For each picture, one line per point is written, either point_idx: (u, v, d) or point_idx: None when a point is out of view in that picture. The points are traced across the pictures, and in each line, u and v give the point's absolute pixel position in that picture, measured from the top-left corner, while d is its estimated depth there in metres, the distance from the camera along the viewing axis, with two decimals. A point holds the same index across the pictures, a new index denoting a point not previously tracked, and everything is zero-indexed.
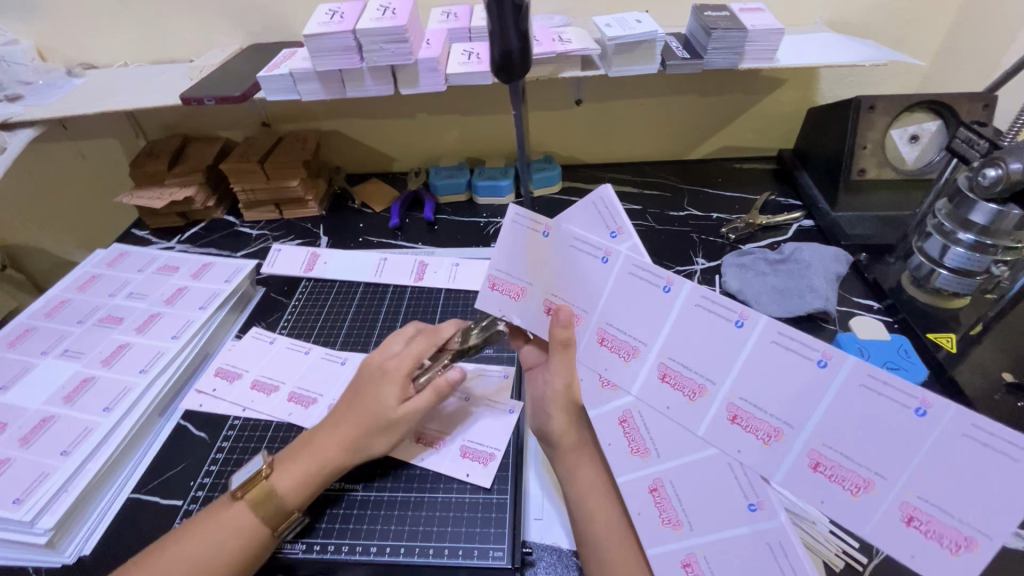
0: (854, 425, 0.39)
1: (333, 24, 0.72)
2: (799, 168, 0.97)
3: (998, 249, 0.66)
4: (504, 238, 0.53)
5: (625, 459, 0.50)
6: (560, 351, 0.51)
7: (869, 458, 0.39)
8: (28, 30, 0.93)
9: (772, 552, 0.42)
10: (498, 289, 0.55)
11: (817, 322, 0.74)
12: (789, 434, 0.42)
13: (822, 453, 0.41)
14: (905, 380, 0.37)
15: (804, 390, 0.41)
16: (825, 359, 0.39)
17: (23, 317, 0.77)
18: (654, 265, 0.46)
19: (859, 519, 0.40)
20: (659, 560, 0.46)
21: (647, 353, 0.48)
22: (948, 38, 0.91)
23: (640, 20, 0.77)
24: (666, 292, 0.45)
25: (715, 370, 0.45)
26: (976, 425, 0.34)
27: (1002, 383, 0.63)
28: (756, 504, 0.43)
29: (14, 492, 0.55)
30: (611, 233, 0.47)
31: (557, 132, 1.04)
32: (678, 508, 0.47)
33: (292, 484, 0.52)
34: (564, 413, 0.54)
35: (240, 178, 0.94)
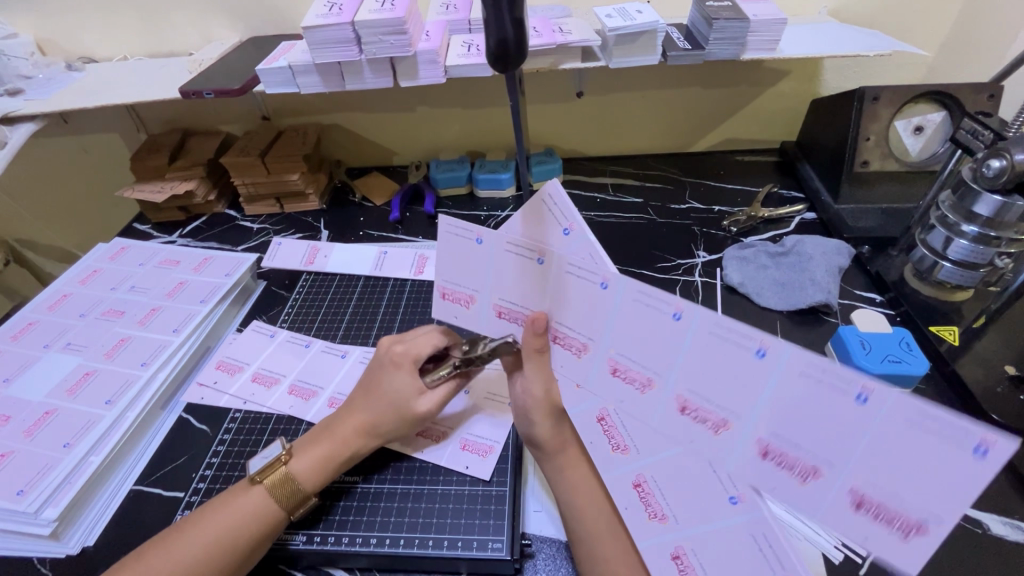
0: (802, 416, 0.34)
1: (332, 16, 0.72)
2: (801, 161, 0.96)
3: (1001, 241, 0.66)
4: (450, 250, 0.49)
5: (609, 457, 0.50)
6: (533, 357, 0.48)
7: (824, 449, 0.34)
8: (28, 24, 0.93)
9: (756, 544, 0.40)
10: (448, 298, 0.53)
11: (818, 315, 0.74)
12: (736, 425, 0.37)
13: (770, 442, 0.36)
14: (850, 365, 0.32)
15: (747, 383, 0.36)
16: (763, 349, 0.35)
17: (25, 310, 0.77)
18: (590, 260, 0.42)
19: (812, 508, 0.35)
20: (648, 552, 0.47)
21: (596, 348, 0.44)
22: (954, 28, 0.90)
23: (641, 10, 0.76)
24: (605, 289, 0.41)
25: (657, 362, 0.40)
26: (923, 409, 0.30)
27: (1004, 377, 0.63)
28: (736, 498, 0.40)
29: (18, 483, 0.56)
30: (562, 230, 0.45)
31: (558, 125, 1.03)
32: (664, 502, 0.46)
33: (309, 469, 0.53)
34: (548, 419, 0.51)
35: (240, 172, 0.94)
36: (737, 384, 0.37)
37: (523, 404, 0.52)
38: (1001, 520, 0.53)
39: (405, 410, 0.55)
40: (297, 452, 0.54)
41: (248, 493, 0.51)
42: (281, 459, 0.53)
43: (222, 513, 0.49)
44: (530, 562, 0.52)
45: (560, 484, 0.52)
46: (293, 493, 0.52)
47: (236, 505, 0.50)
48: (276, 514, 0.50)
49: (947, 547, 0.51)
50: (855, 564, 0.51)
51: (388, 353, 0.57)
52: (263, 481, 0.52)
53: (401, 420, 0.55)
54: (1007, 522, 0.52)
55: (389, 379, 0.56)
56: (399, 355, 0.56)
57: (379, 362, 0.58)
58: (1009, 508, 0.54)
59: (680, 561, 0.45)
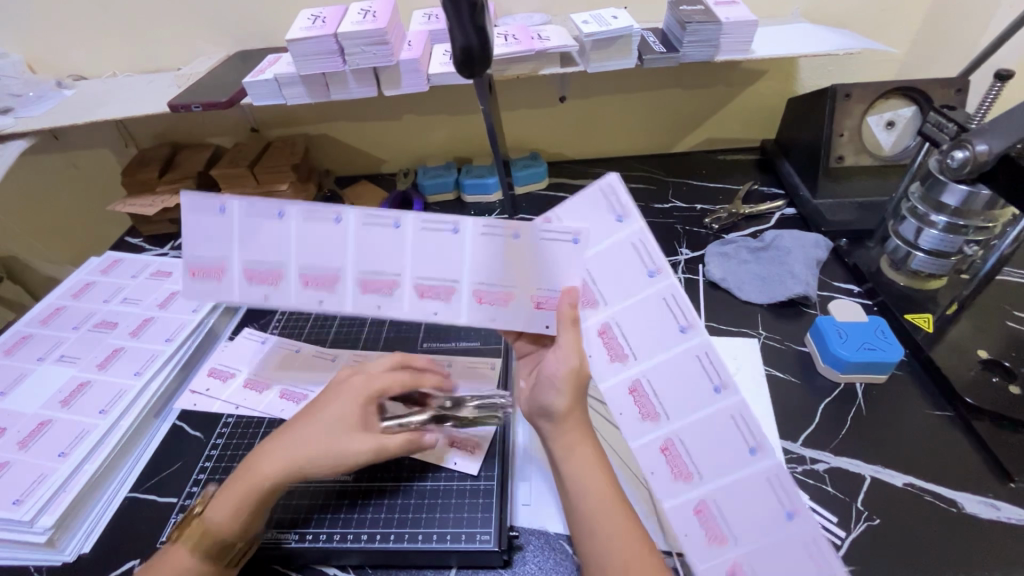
0: (654, 300, 0.51)
1: (316, 28, 0.74)
2: (780, 157, 0.99)
3: (969, 229, 0.68)
4: (191, 229, 0.57)
5: (637, 423, 0.49)
6: (569, 328, 0.51)
7: (673, 317, 0.50)
8: (18, 44, 0.94)
9: (772, 487, 0.46)
10: (199, 277, 0.58)
11: (798, 307, 0.76)
12: (688, 336, 0.49)
13: (616, 326, 0.51)
14: (659, 250, 0.51)
15: (671, 291, 0.50)
16: (655, 270, 0.51)
17: (19, 325, 0.78)
18: (609, 202, 0.52)
19: (674, 362, 0.50)
20: (673, 510, 0.47)
21: (600, 311, 0.52)
22: (921, 28, 0.93)
23: (617, 16, 0.78)
24: (639, 258, 0.51)
25: (683, 315, 0.50)
26: (643, 242, 0.51)
27: (977, 360, 0.65)
28: (756, 446, 0.46)
29: (14, 493, 0.56)
30: (617, 217, 0.52)
31: (542, 129, 1.05)
32: (689, 462, 0.48)
33: (225, 515, 0.49)
34: (572, 390, 0.51)
35: (230, 184, 0.95)
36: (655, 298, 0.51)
37: (545, 382, 0.53)
38: (977, 499, 0.54)
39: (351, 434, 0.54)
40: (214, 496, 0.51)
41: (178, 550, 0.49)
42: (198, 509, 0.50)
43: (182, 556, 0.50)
44: (519, 555, 0.53)
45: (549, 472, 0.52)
46: (213, 544, 0.49)
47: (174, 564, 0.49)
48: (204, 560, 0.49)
49: (927, 526, 0.53)
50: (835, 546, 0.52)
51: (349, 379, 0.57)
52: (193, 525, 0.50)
53: (324, 450, 0.51)
54: (979, 501, 0.54)
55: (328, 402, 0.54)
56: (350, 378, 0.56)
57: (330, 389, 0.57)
58: (985, 488, 0.55)
59: (703, 515, 0.47)
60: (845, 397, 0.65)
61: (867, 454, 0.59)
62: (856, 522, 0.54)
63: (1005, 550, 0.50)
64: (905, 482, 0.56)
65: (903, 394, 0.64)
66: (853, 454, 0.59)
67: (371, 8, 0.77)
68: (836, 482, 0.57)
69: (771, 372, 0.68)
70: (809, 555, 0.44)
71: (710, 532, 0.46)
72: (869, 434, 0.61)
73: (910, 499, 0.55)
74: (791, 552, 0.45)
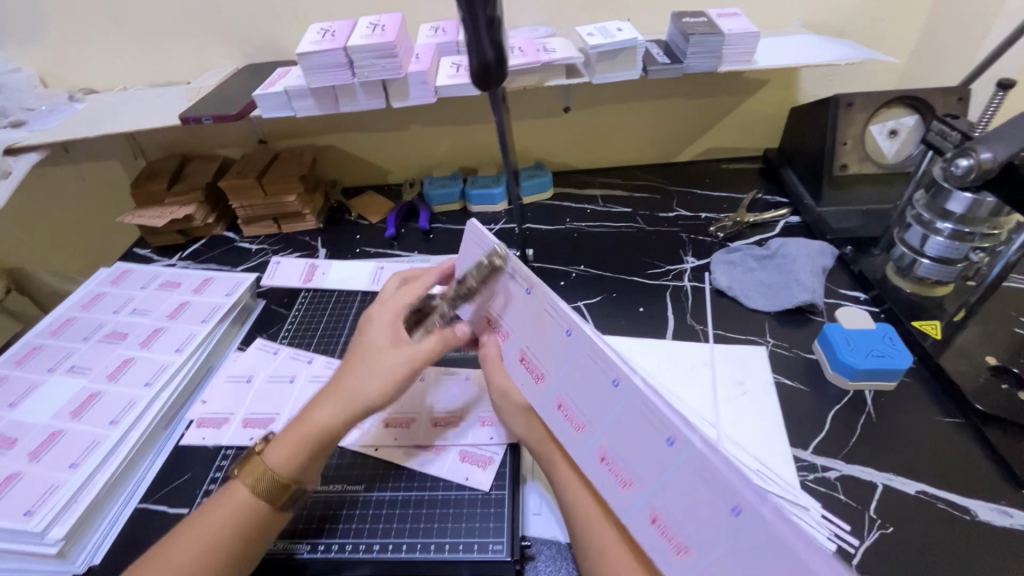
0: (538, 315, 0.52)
1: (326, 42, 0.75)
2: (784, 166, 1.00)
3: (975, 236, 0.68)
4: (251, 357, 0.76)
5: (575, 439, 0.50)
6: (492, 357, 0.58)
7: (564, 331, 0.50)
8: (31, 59, 0.96)
9: (704, 478, 0.39)
10: (249, 426, 0.67)
11: (805, 314, 0.76)
12: (574, 340, 0.49)
13: (527, 351, 0.54)
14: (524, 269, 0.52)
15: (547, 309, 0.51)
16: (529, 287, 0.52)
17: (29, 336, 0.79)
18: (478, 238, 0.57)
19: (579, 372, 0.49)
20: (634, 525, 0.45)
21: (514, 339, 0.55)
22: (921, 38, 0.94)
23: (622, 28, 0.79)
24: (528, 290, 0.52)
25: (570, 322, 0.49)
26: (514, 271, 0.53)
27: (986, 367, 0.65)
28: (671, 436, 0.41)
29: (25, 504, 0.56)
30: (486, 255, 0.57)
31: (547, 139, 1.06)
32: (625, 467, 0.46)
33: (283, 457, 0.52)
34: (519, 416, 0.56)
35: (239, 195, 0.96)
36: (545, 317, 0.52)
37: (504, 412, 0.57)
38: (989, 507, 0.54)
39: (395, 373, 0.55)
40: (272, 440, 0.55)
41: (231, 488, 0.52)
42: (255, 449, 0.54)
43: (206, 525, 0.50)
44: (531, 564, 0.53)
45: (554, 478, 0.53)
46: None
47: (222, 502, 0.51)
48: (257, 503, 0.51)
49: (939, 534, 0.53)
50: (848, 554, 0.52)
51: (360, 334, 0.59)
52: (240, 474, 0.52)
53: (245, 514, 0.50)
54: (992, 508, 0.54)
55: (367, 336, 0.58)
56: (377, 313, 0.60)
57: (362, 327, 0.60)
58: (997, 495, 0.55)
59: (659, 524, 0.43)
60: (855, 405, 0.65)
61: (879, 461, 0.59)
62: (869, 530, 0.53)
63: (1019, 558, 0.50)
64: (918, 490, 0.56)
65: (913, 401, 0.64)
66: (864, 462, 0.59)
67: (380, 22, 0.78)
68: (847, 490, 0.57)
69: (780, 380, 0.68)
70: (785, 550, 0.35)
71: (671, 543, 0.42)
72: (880, 442, 0.61)
73: (923, 507, 0.55)
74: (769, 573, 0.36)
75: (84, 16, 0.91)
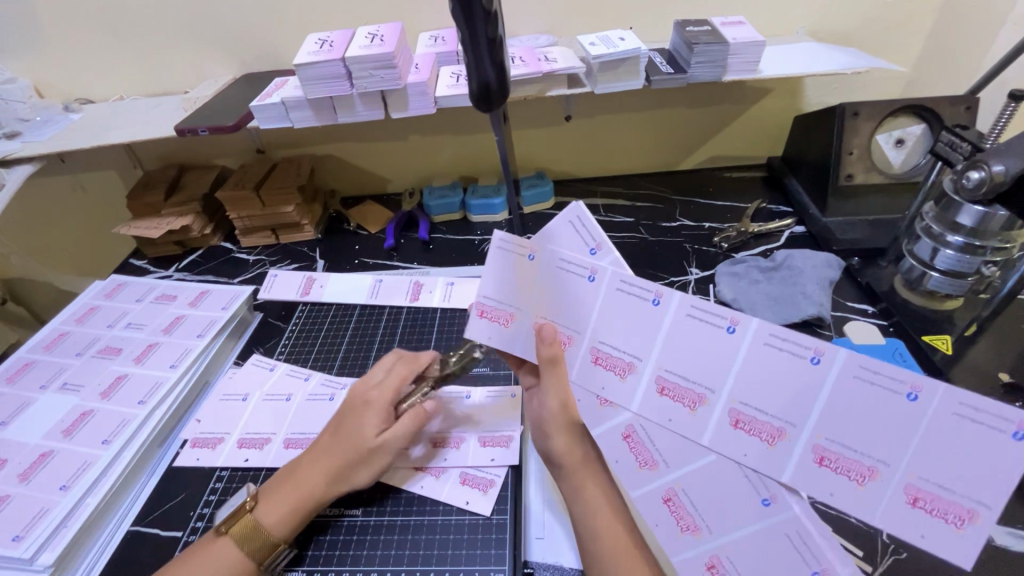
0: (683, 343, 0.46)
1: (323, 52, 0.74)
2: (788, 175, 0.98)
3: (986, 250, 0.67)
4: (247, 374, 0.75)
5: (692, 419, 0.47)
6: (551, 368, 0.50)
7: (700, 376, 0.46)
8: (27, 69, 0.95)
9: (793, 543, 0.43)
10: (244, 447, 0.65)
11: (811, 328, 0.74)
12: (710, 399, 0.46)
13: (665, 377, 0.47)
14: (716, 305, 0.44)
15: (712, 350, 0.45)
16: (657, 298, 0.46)
17: (22, 351, 0.77)
18: (592, 227, 0.47)
19: (698, 429, 0.46)
20: (798, 477, 0.42)
21: (582, 340, 0.50)
22: (926, 47, 0.93)
23: (624, 38, 0.78)
24: (657, 304, 0.46)
25: (715, 378, 0.45)
26: (693, 305, 0.45)
27: (999, 384, 0.63)
28: (768, 497, 0.44)
29: (14, 529, 0.55)
30: (589, 250, 0.48)
31: (548, 147, 1.05)
32: (769, 419, 0.43)
33: (276, 520, 0.52)
34: (564, 432, 0.52)
35: (236, 206, 0.95)
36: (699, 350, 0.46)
37: (545, 421, 0.53)
38: (1005, 531, 0.53)
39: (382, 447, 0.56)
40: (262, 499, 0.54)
41: (217, 545, 0.52)
42: (245, 506, 0.53)
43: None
44: None
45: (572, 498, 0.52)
46: None
47: (209, 558, 0.50)
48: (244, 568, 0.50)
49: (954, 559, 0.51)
50: None
51: (364, 397, 0.59)
52: (228, 532, 0.52)
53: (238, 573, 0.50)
54: (1009, 532, 0.52)
55: (358, 419, 0.57)
56: (372, 396, 0.58)
57: (351, 404, 0.59)
58: (1014, 519, 0.53)
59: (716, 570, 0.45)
60: None
61: None
62: (883, 556, 0.52)
63: None
64: None
65: None
66: None
67: (379, 32, 0.77)
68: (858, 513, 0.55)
69: None
70: (972, 423, 0.36)
71: (851, 476, 0.41)
72: None
73: None
74: (970, 445, 0.37)
75: (80, 26, 0.90)
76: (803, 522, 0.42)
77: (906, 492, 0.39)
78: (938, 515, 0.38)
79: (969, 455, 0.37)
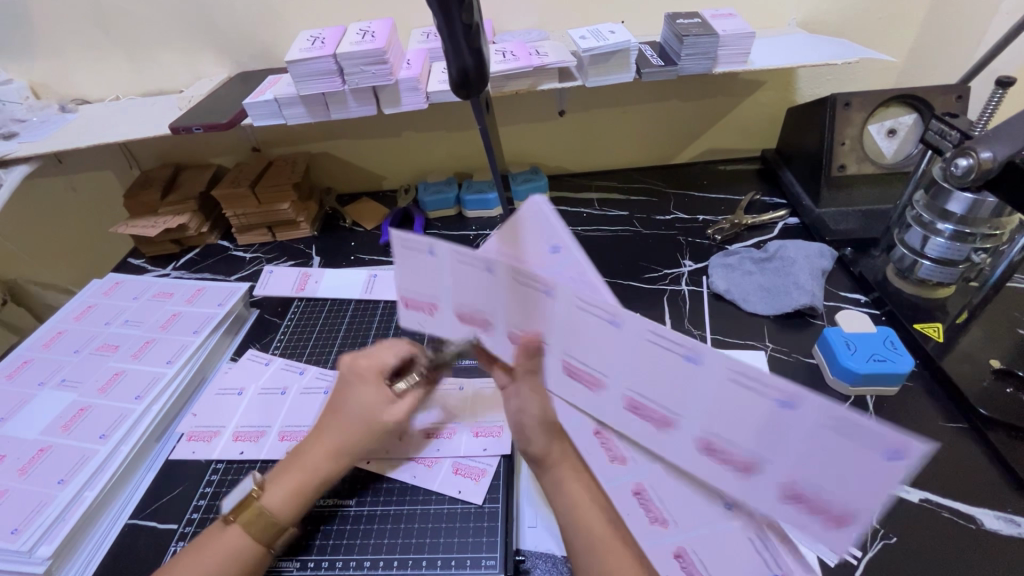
0: (578, 334, 0.44)
1: (315, 49, 0.74)
2: (782, 167, 0.99)
3: (976, 237, 0.67)
4: (242, 369, 0.75)
5: (599, 399, 0.46)
6: (526, 377, 0.51)
7: (602, 364, 0.44)
8: (23, 70, 0.95)
9: (757, 547, 0.41)
10: (240, 440, 0.66)
11: (804, 317, 0.75)
12: (608, 381, 0.45)
13: (574, 362, 0.46)
14: (601, 297, 0.41)
15: (604, 344, 0.43)
16: (549, 290, 0.43)
17: (20, 349, 0.78)
18: (556, 222, 0.46)
19: (608, 409, 0.46)
20: (733, 481, 0.40)
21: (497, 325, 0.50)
22: (919, 36, 0.93)
23: (614, 31, 0.79)
24: (551, 296, 0.44)
25: (608, 365, 0.44)
26: (582, 298, 0.42)
27: (990, 370, 0.63)
28: (731, 503, 0.42)
29: (12, 522, 0.56)
30: (553, 248, 0.47)
31: (542, 142, 1.05)
32: (658, 407, 0.42)
33: (283, 502, 0.52)
34: (545, 431, 0.50)
35: (232, 204, 0.95)
36: (600, 346, 0.43)
37: (518, 423, 0.52)
38: (994, 514, 0.53)
39: (375, 422, 0.56)
40: (268, 485, 0.54)
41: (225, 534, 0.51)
42: (253, 496, 0.52)
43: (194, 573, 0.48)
44: None
45: (559, 497, 0.50)
46: None
47: (222, 544, 0.50)
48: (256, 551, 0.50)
49: (942, 543, 0.51)
50: (851, 566, 0.51)
51: (353, 367, 0.58)
52: (238, 520, 0.51)
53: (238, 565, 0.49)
54: (999, 517, 0.52)
55: (355, 394, 0.57)
56: (364, 368, 0.58)
57: (345, 378, 0.59)
58: (1003, 503, 0.54)
59: (684, 560, 0.45)
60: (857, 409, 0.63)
61: None
62: (872, 540, 0.52)
63: None
64: (921, 498, 0.55)
65: (917, 407, 0.63)
66: None
67: (370, 28, 0.78)
68: None
69: None
70: (844, 440, 0.33)
71: (735, 466, 0.39)
72: None
73: (927, 515, 0.53)
74: (841, 450, 0.34)
75: (75, 26, 0.91)
76: (767, 530, 0.41)
77: (783, 487, 0.37)
78: (812, 511, 0.37)
79: (839, 460, 0.34)
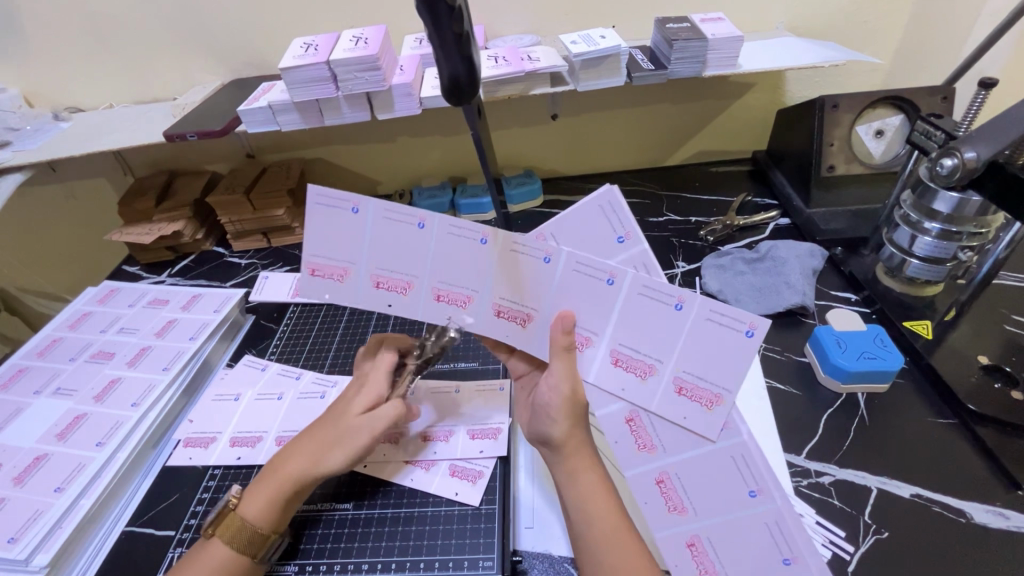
0: (636, 321, 0.48)
1: (309, 56, 0.75)
2: (773, 168, 1.00)
3: (962, 236, 0.68)
4: (238, 375, 0.75)
5: (642, 387, 0.50)
6: (562, 356, 0.50)
7: (649, 348, 0.49)
8: (16, 79, 0.96)
9: (771, 531, 0.47)
10: (237, 445, 0.66)
11: (796, 317, 0.75)
12: (658, 368, 0.49)
13: (620, 350, 0.50)
14: (666, 283, 0.47)
15: (661, 330, 0.48)
16: (611, 277, 0.48)
17: (15, 358, 0.78)
18: (625, 212, 0.48)
19: (645, 396, 0.50)
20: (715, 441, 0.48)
21: (422, 283, 0.51)
22: (903, 40, 0.95)
23: (604, 36, 0.79)
24: (610, 284, 0.48)
25: (661, 350, 0.48)
26: (646, 285, 0.47)
27: (978, 366, 0.64)
28: (756, 490, 0.48)
29: (9, 531, 0.56)
30: (617, 238, 0.49)
31: (535, 146, 1.06)
32: (706, 387, 0.48)
33: (259, 509, 0.51)
34: (567, 419, 0.50)
35: (227, 210, 0.96)
36: (656, 331, 0.48)
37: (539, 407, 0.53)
38: (983, 508, 0.54)
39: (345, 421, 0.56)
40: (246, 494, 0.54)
41: (208, 546, 0.51)
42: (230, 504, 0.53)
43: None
44: None
45: (569, 489, 0.50)
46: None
47: (208, 555, 0.50)
48: (239, 562, 0.50)
49: (932, 538, 0.52)
50: (843, 562, 0.51)
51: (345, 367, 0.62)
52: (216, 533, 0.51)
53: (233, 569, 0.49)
54: (990, 511, 0.53)
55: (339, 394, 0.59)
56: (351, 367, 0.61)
57: None
58: (992, 496, 0.54)
59: (694, 548, 0.49)
60: (848, 407, 0.64)
61: (872, 465, 0.58)
62: (864, 536, 0.53)
63: (1014, 559, 0.50)
64: (913, 493, 0.56)
65: (905, 403, 0.64)
66: (858, 466, 0.58)
67: (363, 34, 0.78)
68: (841, 495, 0.56)
69: (773, 385, 0.67)
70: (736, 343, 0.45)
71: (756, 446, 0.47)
72: (873, 445, 0.60)
73: (918, 510, 0.54)
74: None
75: (68, 34, 0.91)
76: (781, 516, 0.47)
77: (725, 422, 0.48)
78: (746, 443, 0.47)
79: None
